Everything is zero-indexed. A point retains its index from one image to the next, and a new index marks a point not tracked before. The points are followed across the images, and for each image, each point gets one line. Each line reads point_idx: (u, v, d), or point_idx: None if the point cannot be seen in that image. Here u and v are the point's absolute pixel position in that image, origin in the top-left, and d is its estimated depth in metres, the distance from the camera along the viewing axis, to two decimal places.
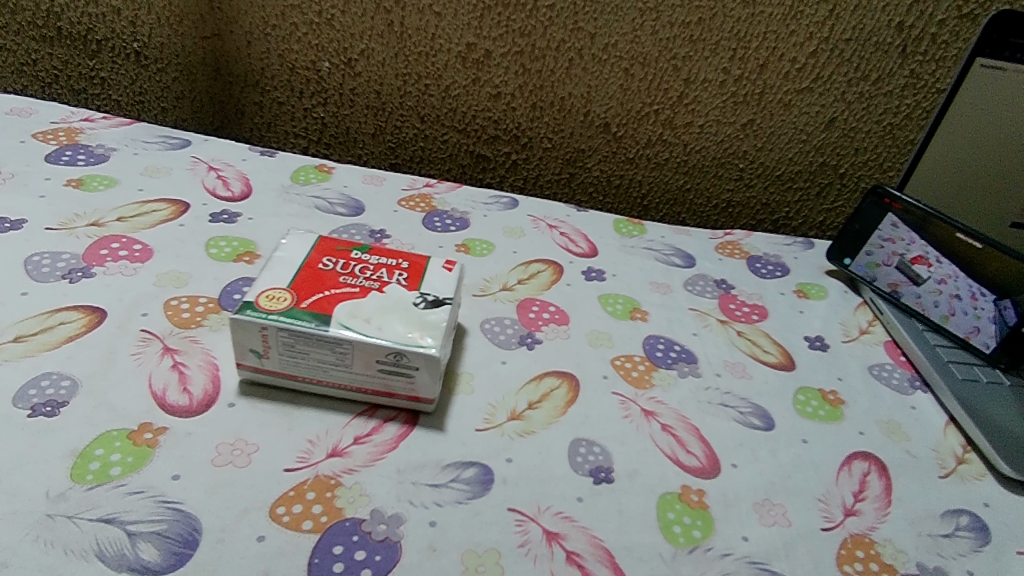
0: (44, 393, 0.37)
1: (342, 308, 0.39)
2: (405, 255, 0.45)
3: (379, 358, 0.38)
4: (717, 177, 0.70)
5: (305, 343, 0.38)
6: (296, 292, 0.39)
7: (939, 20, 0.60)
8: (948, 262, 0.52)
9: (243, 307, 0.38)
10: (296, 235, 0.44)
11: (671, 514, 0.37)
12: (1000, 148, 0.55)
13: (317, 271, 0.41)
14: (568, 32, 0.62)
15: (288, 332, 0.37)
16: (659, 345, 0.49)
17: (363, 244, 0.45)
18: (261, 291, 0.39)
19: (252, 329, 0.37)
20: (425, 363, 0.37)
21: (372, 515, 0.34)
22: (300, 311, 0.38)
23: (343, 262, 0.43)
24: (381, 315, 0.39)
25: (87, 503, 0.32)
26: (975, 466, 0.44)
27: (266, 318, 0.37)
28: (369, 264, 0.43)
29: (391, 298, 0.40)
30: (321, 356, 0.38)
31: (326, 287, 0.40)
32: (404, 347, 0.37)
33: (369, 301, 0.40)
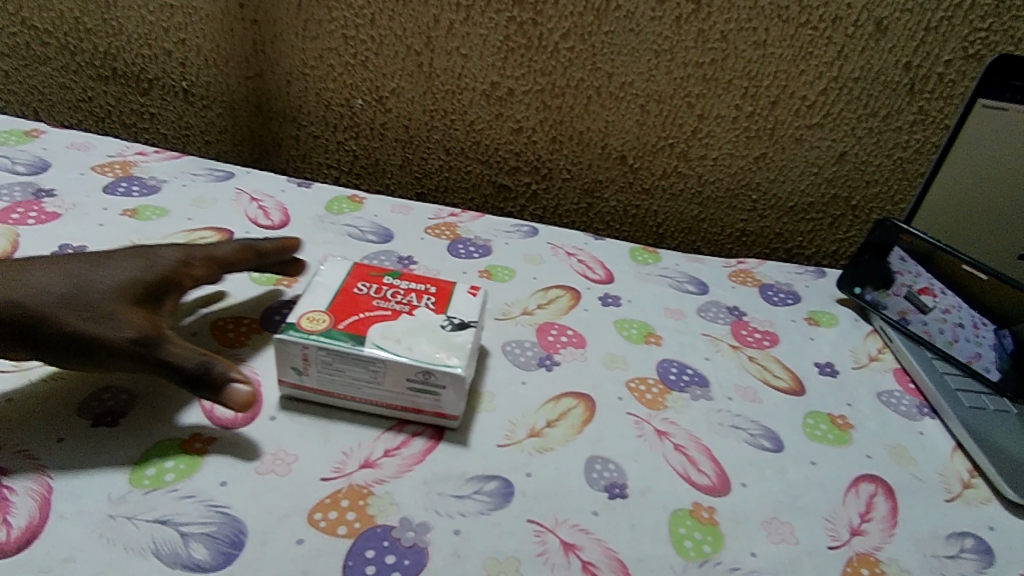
0: (105, 405, 0.40)
1: (376, 330, 0.42)
2: (433, 281, 0.48)
3: (409, 376, 0.40)
4: (730, 208, 0.73)
5: (342, 361, 0.41)
6: (333, 314, 0.43)
7: (946, 60, 0.62)
8: (952, 293, 0.54)
9: (285, 327, 0.41)
10: (333, 261, 0.48)
11: (682, 529, 0.39)
12: (1006, 183, 0.57)
13: (353, 295, 0.45)
14: (587, 71, 0.66)
15: (326, 351, 0.40)
16: (672, 368, 0.51)
17: (394, 270, 0.48)
18: (302, 314, 0.42)
19: (294, 348, 0.41)
20: (452, 382, 0.40)
21: (401, 522, 0.37)
22: (337, 332, 0.41)
23: (377, 287, 0.46)
24: (411, 336, 0.42)
25: (144, 505, 0.35)
26: (981, 491, 0.45)
27: (306, 338, 0.41)
28: (400, 289, 0.46)
29: (420, 320, 0.43)
30: (355, 374, 0.41)
31: (361, 310, 0.43)
32: (433, 367, 0.40)
33: (399, 324, 0.43)
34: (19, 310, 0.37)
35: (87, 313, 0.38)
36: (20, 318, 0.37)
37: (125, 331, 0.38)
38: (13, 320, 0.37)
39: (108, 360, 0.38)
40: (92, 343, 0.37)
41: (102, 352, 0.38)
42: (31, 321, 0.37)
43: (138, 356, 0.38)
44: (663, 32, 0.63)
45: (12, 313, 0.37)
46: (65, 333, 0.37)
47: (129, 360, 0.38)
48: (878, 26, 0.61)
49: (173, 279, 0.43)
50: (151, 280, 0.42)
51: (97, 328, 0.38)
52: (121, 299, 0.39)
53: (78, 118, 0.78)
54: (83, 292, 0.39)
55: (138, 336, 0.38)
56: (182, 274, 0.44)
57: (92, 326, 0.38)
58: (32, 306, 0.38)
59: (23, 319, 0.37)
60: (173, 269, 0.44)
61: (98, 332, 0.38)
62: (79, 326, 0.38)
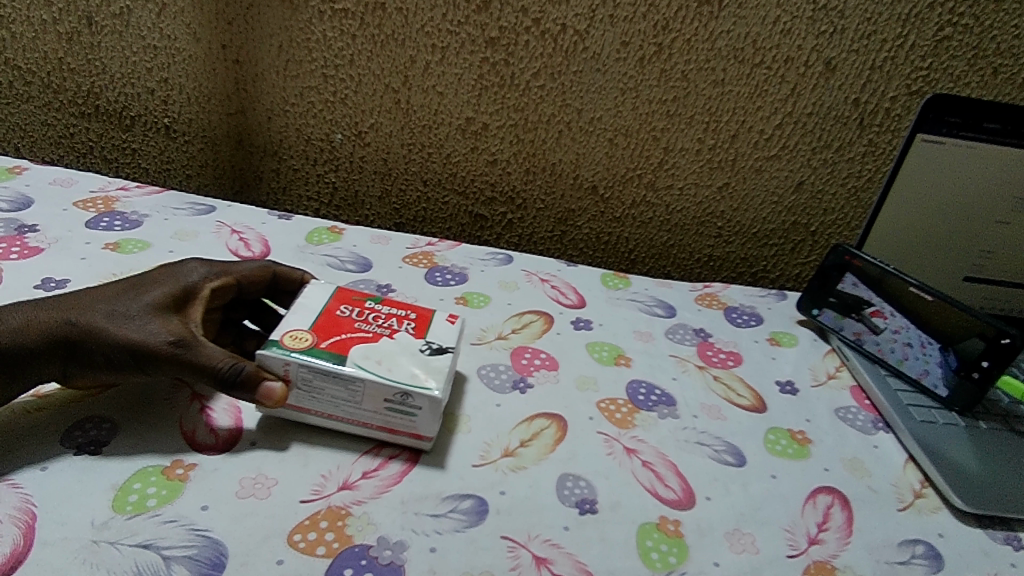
0: (88, 434, 0.41)
1: (357, 350, 0.43)
2: (415, 307, 0.49)
3: (387, 397, 0.42)
4: (697, 235, 0.76)
5: (323, 379, 0.42)
6: (315, 334, 0.44)
7: (891, 96, 0.67)
8: (901, 316, 0.58)
9: (270, 343, 0.43)
10: (318, 283, 0.50)
11: (649, 542, 0.41)
12: (946, 210, 0.61)
13: (335, 317, 0.46)
14: (558, 108, 0.69)
15: (308, 368, 0.42)
16: (641, 388, 0.54)
17: (377, 295, 0.50)
18: (286, 332, 0.44)
19: (276, 363, 0.42)
20: (427, 404, 0.42)
21: (378, 541, 0.38)
22: (319, 351, 0.43)
23: (359, 310, 0.47)
24: (392, 357, 0.43)
25: (127, 530, 0.36)
26: (931, 500, 0.48)
27: (288, 355, 0.42)
28: (381, 313, 0.48)
29: (400, 343, 0.45)
30: (335, 394, 0.43)
31: (342, 332, 0.45)
32: (410, 389, 0.42)
33: (380, 345, 0.44)
34: (70, 327, 0.41)
35: (129, 325, 0.41)
36: (72, 335, 0.40)
37: (165, 336, 0.41)
38: (64, 336, 0.40)
39: (153, 364, 0.41)
40: (137, 349, 0.41)
41: (145, 357, 0.41)
42: (80, 335, 0.41)
43: (179, 360, 0.41)
44: (628, 71, 0.67)
45: (64, 330, 0.41)
46: (113, 344, 0.41)
47: (171, 364, 0.41)
48: (827, 66, 0.65)
49: (195, 290, 0.45)
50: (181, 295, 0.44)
51: (140, 334, 0.41)
52: (155, 318, 0.42)
53: (60, 154, 0.80)
54: (125, 309, 0.42)
55: (177, 340, 0.41)
56: (205, 286, 0.46)
57: (135, 335, 0.41)
58: (82, 323, 0.41)
59: (73, 334, 0.41)
60: (197, 281, 0.46)
61: (141, 338, 0.41)
62: (124, 335, 0.41)
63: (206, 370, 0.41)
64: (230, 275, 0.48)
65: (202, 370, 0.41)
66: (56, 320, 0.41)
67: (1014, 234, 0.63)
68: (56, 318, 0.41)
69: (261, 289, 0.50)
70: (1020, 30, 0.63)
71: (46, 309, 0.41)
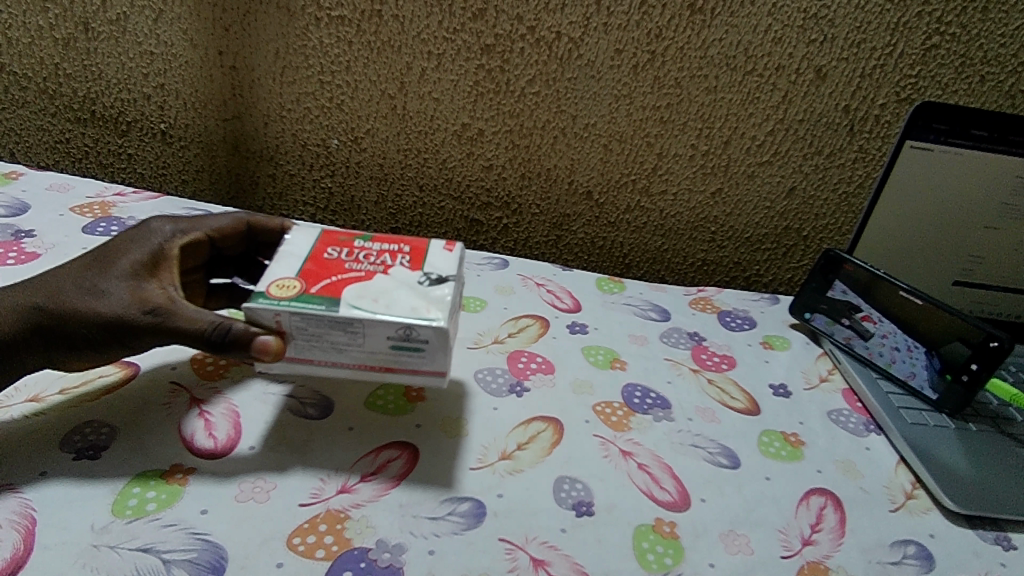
0: (87, 439, 0.42)
1: (350, 290, 0.41)
2: (407, 240, 0.47)
3: (389, 335, 0.39)
4: (691, 239, 0.77)
5: (317, 325, 0.39)
6: (304, 280, 0.41)
7: (881, 103, 0.67)
8: (889, 321, 0.59)
9: (256, 295, 0.40)
10: (302, 230, 0.47)
11: (645, 543, 0.41)
12: (934, 215, 0.62)
13: (323, 260, 0.43)
14: (553, 114, 0.70)
15: (299, 316, 0.39)
16: (637, 392, 0.54)
17: (366, 234, 0.47)
18: (272, 282, 0.41)
19: (266, 315, 0.39)
20: (434, 335, 0.39)
21: (377, 544, 0.38)
22: (310, 296, 0.40)
23: (348, 251, 0.44)
24: (388, 294, 0.41)
25: (126, 534, 0.36)
26: (922, 501, 0.49)
27: (278, 305, 0.39)
28: (372, 251, 0.45)
29: (395, 279, 0.42)
30: (333, 338, 0.40)
31: (333, 273, 0.42)
32: (413, 322, 0.39)
33: (374, 283, 0.42)
34: (41, 313, 0.41)
35: (105, 301, 0.41)
36: (47, 322, 0.41)
37: (141, 307, 0.41)
38: (38, 324, 0.41)
39: (137, 336, 0.41)
40: (115, 324, 0.41)
41: (125, 330, 0.41)
42: (54, 321, 0.41)
43: (160, 328, 0.41)
44: (622, 79, 0.67)
45: (37, 319, 0.41)
46: (90, 322, 0.41)
47: (154, 334, 0.41)
48: (818, 73, 0.66)
49: (164, 251, 0.45)
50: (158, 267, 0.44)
51: (114, 307, 0.41)
52: None
53: (56, 159, 0.80)
54: (101, 286, 0.42)
55: (155, 310, 0.41)
56: (174, 246, 0.46)
57: (107, 310, 0.41)
58: (53, 308, 0.41)
59: (45, 320, 0.41)
60: (165, 242, 0.46)
61: (116, 310, 0.41)
62: (99, 310, 0.41)
63: (186, 335, 0.40)
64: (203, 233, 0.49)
65: (182, 335, 0.40)
66: (29, 311, 0.41)
67: (1001, 240, 0.64)
68: (26, 305, 0.41)
69: (241, 240, 0.51)
70: (1007, 39, 0.64)
71: (18, 294, 0.41)
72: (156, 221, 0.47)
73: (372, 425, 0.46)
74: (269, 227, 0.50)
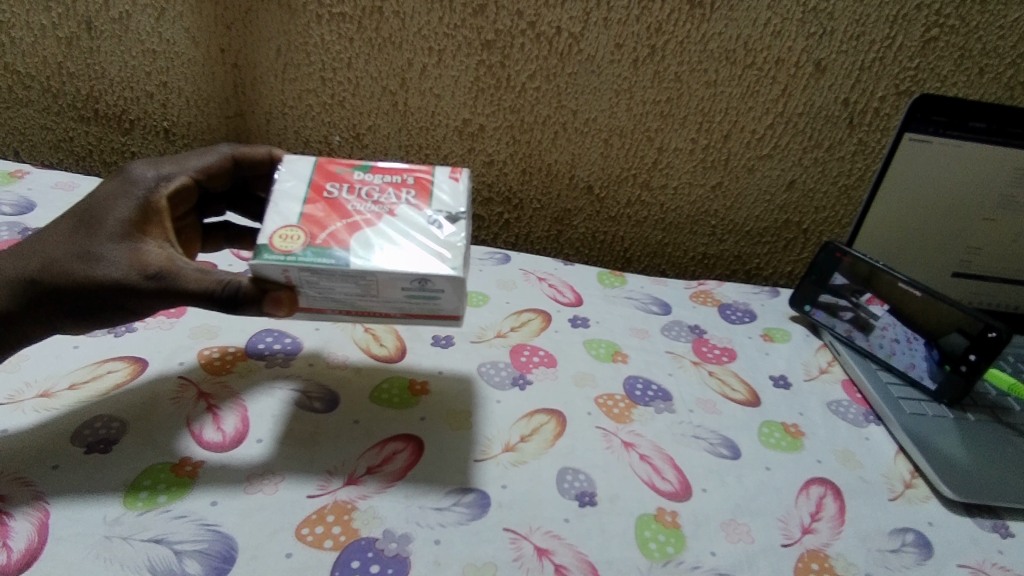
0: (98, 433, 0.42)
1: (357, 240, 0.40)
2: (407, 172, 0.45)
3: (403, 285, 0.39)
4: (692, 234, 0.78)
5: (328, 278, 0.39)
6: (310, 227, 0.40)
7: (880, 96, 0.67)
8: (888, 313, 0.60)
9: (259, 249, 0.39)
10: (297, 160, 0.44)
11: (647, 532, 0.42)
12: (933, 206, 0.63)
13: (326, 200, 0.42)
14: (553, 109, 0.70)
15: (308, 271, 0.39)
16: (638, 384, 0.55)
17: (363, 164, 0.45)
18: (274, 232, 0.40)
19: (274, 271, 0.39)
20: (449, 285, 0.39)
21: (384, 534, 0.39)
22: (318, 247, 0.39)
23: (348, 187, 0.43)
24: (397, 240, 0.40)
25: (138, 526, 0.37)
26: (921, 490, 0.49)
27: (285, 260, 0.39)
28: (374, 186, 0.44)
29: (404, 221, 0.42)
30: (346, 290, 0.40)
31: (337, 217, 0.41)
32: (428, 273, 0.39)
33: (382, 228, 0.41)
34: (37, 287, 0.41)
35: (101, 266, 0.41)
36: (42, 293, 0.41)
37: (142, 272, 0.41)
38: (37, 296, 0.41)
39: (143, 301, 0.41)
40: (117, 289, 0.41)
41: (128, 295, 0.41)
42: (50, 294, 0.41)
43: (165, 292, 0.41)
44: (622, 73, 0.67)
45: (32, 290, 0.41)
46: (90, 290, 0.41)
47: (160, 298, 0.41)
48: (817, 67, 0.66)
49: (153, 203, 0.45)
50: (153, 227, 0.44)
51: (112, 272, 0.41)
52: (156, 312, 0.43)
53: (60, 158, 0.81)
54: (95, 251, 0.41)
55: (156, 274, 0.41)
56: (165, 196, 0.46)
57: (105, 276, 0.41)
58: (46, 280, 0.41)
59: (43, 291, 0.41)
60: (153, 193, 0.45)
61: (118, 276, 0.41)
62: (96, 277, 0.41)
63: (192, 297, 0.41)
64: (190, 175, 0.48)
65: (188, 296, 0.41)
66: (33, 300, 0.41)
67: (999, 231, 0.64)
68: (19, 279, 0.41)
69: (229, 175, 0.51)
70: (1006, 31, 0.64)
71: (11, 263, 0.41)
72: (137, 168, 0.46)
73: (378, 418, 0.47)
74: (256, 158, 0.51)
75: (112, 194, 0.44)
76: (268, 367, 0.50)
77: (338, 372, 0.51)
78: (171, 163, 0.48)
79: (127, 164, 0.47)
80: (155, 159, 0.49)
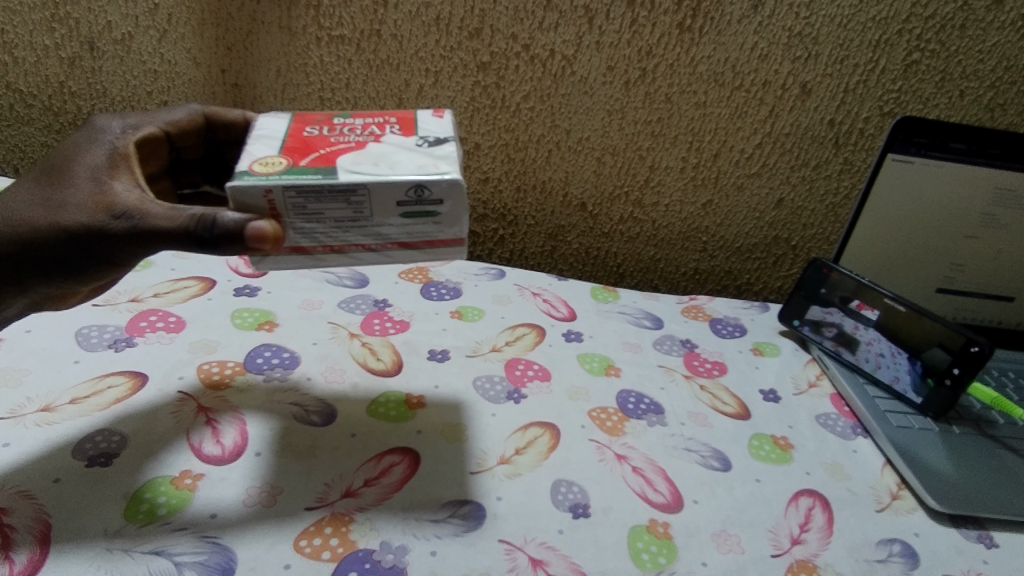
0: (99, 446, 0.43)
1: (345, 159, 0.39)
2: (389, 116, 0.45)
3: (399, 198, 0.38)
4: (684, 250, 0.80)
5: (318, 201, 0.37)
6: (291, 155, 0.39)
7: (864, 117, 0.69)
8: (873, 328, 0.61)
9: (240, 175, 0.37)
10: (272, 118, 0.44)
11: (640, 543, 0.43)
12: (917, 223, 0.64)
13: (306, 137, 0.41)
14: (547, 128, 0.72)
15: (295, 190, 0.37)
16: (631, 397, 0.56)
17: (342, 115, 0.45)
18: (255, 160, 0.38)
19: (256, 194, 0.37)
20: (448, 190, 0.38)
21: (381, 545, 0.40)
22: (301, 168, 0.38)
23: (328, 128, 0.43)
24: (387, 158, 0.39)
25: (139, 539, 0.38)
26: (907, 502, 0.50)
27: (268, 180, 0.37)
28: (356, 126, 0.43)
29: (391, 144, 0.41)
30: (336, 211, 0.38)
31: (319, 148, 0.40)
32: (424, 179, 0.37)
33: (368, 151, 0.40)
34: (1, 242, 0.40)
35: (66, 211, 0.40)
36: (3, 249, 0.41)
37: (108, 213, 0.40)
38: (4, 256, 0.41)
39: (111, 245, 0.40)
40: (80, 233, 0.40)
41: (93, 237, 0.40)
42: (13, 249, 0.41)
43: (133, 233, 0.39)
44: (614, 94, 0.69)
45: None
46: (54, 237, 0.40)
47: (131, 240, 0.39)
48: (803, 89, 0.68)
49: (121, 149, 0.46)
50: (118, 165, 0.44)
51: (75, 215, 0.40)
52: None
53: None
54: (58, 198, 0.41)
55: (124, 214, 0.40)
56: (132, 142, 0.47)
57: (66, 219, 0.40)
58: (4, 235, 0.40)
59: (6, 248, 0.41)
60: (120, 139, 0.46)
61: (80, 219, 0.40)
62: (59, 222, 0.40)
63: (165, 237, 0.39)
64: (160, 127, 0.51)
65: (160, 235, 0.39)
66: None
67: (981, 247, 0.66)
68: None
69: (199, 134, 0.54)
70: (984, 55, 0.65)
71: None
72: (102, 119, 0.48)
73: (375, 432, 0.48)
74: (230, 119, 0.54)
75: (81, 142, 0.45)
76: (267, 382, 0.51)
77: (336, 386, 0.52)
78: (139, 116, 0.51)
79: (92, 117, 0.49)
80: (121, 114, 0.51)
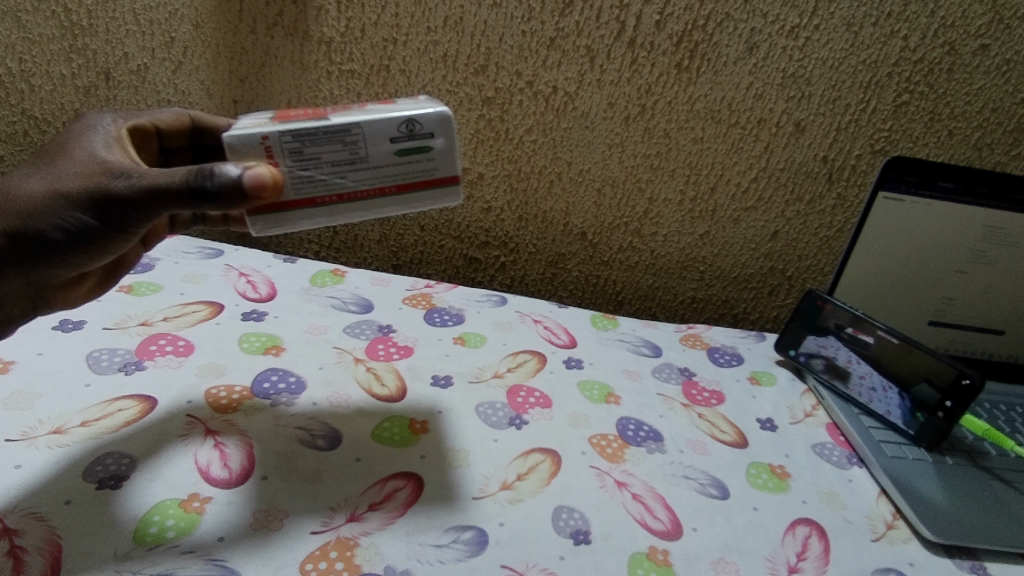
0: (109, 468, 0.44)
1: (337, 113, 0.40)
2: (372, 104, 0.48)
3: (393, 134, 0.39)
4: (681, 278, 0.82)
5: (314, 144, 0.39)
6: (281, 119, 0.41)
7: (856, 154, 0.72)
8: (865, 362, 0.62)
9: (236, 130, 0.39)
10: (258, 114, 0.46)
11: (640, 571, 0.43)
12: (908, 256, 0.66)
13: (295, 113, 0.43)
14: (549, 160, 0.74)
15: (291, 135, 0.38)
16: (631, 425, 0.57)
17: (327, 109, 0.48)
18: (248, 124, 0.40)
19: (253, 142, 0.38)
20: (437, 122, 0.39)
21: (385, 570, 0.40)
22: (294, 121, 0.39)
23: (315, 110, 0.45)
24: (378, 110, 0.41)
25: (148, 561, 0.38)
26: (902, 532, 0.51)
27: (263, 129, 0.38)
28: (343, 108, 0.46)
29: (380, 105, 0.43)
30: (334, 153, 0.39)
31: (309, 114, 0.42)
32: (414, 112, 0.39)
33: (358, 108, 0.42)
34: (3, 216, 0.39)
35: (58, 179, 0.40)
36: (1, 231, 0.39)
37: (106, 173, 0.41)
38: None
39: (106, 205, 0.40)
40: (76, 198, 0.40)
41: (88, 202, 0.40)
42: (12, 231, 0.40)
43: (128, 191, 0.40)
44: (615, 129, 0.72)
45: None
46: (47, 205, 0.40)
47: (127, 198, 0.40)
48: (797, 127, 0.70)
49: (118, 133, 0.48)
50: (115, 146, 0.45)
51: (70, 180, 0.40)
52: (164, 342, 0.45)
53: None
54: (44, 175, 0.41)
55: (122, 172, 0.41)
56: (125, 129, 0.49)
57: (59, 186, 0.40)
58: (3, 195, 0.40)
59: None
60: (114, 125, 0.48)
61: (75, 184, 0.40)
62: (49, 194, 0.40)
63: (158, 192, 0.39)
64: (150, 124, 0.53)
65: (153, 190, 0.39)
66: None
67: (971, 282, 0.68)
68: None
69: (187, 136, 0.56)
70: (971, 97, 0.68)
71: None
72: (92, 115, 0.49)
73: (379, 457, 0.49)
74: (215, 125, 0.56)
75: (77, 127, 0.47)
76: (273, 406, 0.52)
77: (341, 409, 0.53)
78: (128, 112, 0.52)
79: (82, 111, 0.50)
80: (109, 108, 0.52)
